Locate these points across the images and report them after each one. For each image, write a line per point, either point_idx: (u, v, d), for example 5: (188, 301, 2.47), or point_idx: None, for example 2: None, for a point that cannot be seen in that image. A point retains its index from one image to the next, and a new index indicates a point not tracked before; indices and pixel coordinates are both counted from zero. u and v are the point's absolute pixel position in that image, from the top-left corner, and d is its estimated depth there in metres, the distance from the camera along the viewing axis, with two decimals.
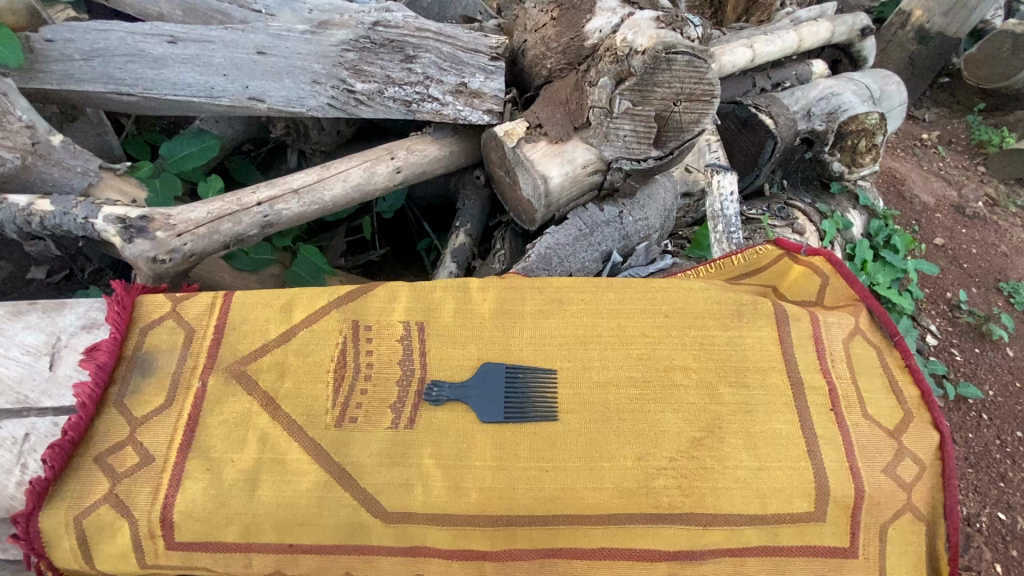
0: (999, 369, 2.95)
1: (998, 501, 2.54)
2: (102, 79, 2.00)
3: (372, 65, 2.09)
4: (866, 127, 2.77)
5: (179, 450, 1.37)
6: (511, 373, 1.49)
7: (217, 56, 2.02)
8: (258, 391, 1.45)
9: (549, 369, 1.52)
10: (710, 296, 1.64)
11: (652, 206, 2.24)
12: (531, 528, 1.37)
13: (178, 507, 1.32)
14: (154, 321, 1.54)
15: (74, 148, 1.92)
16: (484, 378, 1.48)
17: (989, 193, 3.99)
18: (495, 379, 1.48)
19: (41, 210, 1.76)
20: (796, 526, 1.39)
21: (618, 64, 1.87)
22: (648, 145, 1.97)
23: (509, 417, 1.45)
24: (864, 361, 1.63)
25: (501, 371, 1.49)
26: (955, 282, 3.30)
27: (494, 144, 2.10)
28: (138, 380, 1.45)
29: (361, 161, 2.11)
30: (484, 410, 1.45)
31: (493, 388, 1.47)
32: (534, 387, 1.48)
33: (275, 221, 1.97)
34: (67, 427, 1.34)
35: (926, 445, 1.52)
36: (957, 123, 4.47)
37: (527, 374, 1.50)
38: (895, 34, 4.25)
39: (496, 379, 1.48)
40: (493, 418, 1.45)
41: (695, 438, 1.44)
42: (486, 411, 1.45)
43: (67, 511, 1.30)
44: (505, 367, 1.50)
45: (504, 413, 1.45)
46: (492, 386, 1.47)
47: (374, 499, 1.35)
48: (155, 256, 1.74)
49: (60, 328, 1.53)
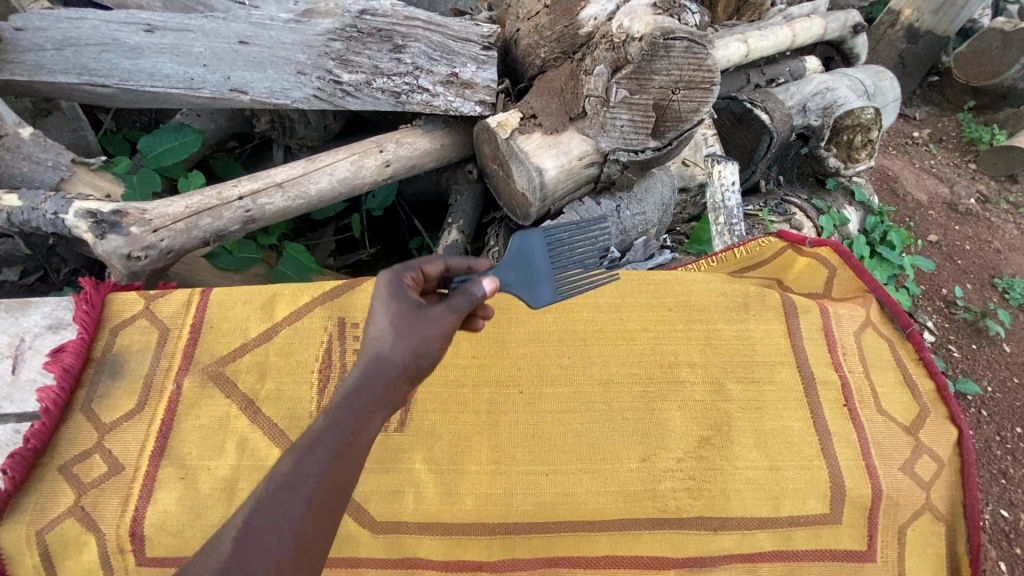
0: (997, 364, 2.79)
1: (1000, 498, 2.41)
2: (75, 70, 1.88)
3: (359, 55, 2.00)
4: (861, 122, 2.67)
5: (150, 458, 1.29)
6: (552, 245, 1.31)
7: (196, 45, 1.93)
8: (237, 394, 1.38)
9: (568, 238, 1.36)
10: (715, 288, 1.59)
11: (650, 200, 2.15)
12: (530, 537, 1.29)
13: (149, 519, 1.23)
14: (126, 320, 1.45)
15: (45, 141, 1.81)
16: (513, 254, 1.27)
17: (981, 189, 3.76)
18: (531, 251, 1.29)
19: (8, 206, 1.66)
20: (811, 529, 1.32)
21: (615, 52, 1.76)
22: (646, 134, 1.88)
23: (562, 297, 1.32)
24: (875, 353, 1.57)
25: (539, 238, 1.30)
26: (949, 278, 3.12)
27: (487, 136, 2.01)
28: (108, 383, 1.37)
29: (348, 154, 2.02)
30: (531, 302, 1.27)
31: (529, 262, 1.29)
32: (570, 250, 1.36)
33: (258, 217, 1.87)
34: (28, 434, 1.25)
35: (942, 440, 1.46)
36: (947, 121, 4.18)
37: (560, 233, 1.35)
38: (885, 33, 3.98)
39: (532, 253, 1.29)
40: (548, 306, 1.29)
41: (703, 438, 1.37)
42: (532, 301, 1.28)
43: (28, 524, 1.20)
44: (540, 233, 1.30)
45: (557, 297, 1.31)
46: (524, 261, 1.28)
47: (362, 508, 1.28)
48: (129, 253, 1.65)
49: (23, 329, 1.43)
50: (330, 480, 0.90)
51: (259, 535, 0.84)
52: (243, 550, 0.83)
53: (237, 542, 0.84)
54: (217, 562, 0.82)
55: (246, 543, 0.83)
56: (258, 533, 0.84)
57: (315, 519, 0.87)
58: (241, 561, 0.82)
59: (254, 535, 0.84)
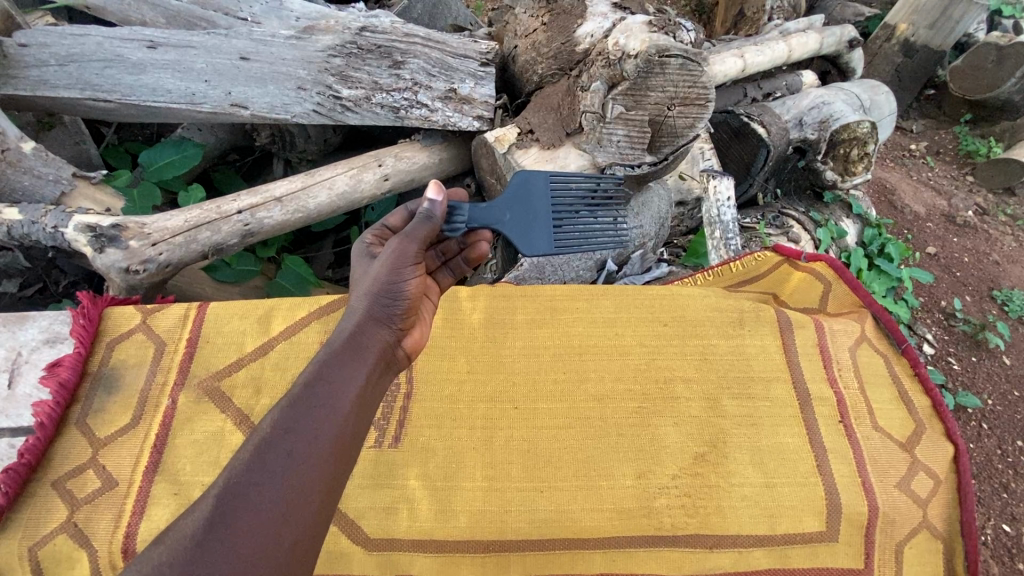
0: (997, 377, 2.74)
1: (1002, 512, 2.36)
2: (77, 85, 1.89)
3: (359, 71, 2.01)
4: (858, 136, 2.65)
5: (144, 474, 1.29)
6: (555, 192, 1.37)
7: (198, 61, 1.94)
8: (232, 409, 1.39)
9: (575, 195, 1.41)
10: (711, 303, 1.60)
11: (647, 214, 2.08)
12: (525, 554, 1.28)
13: (142, 536, 1.22)
14: (122, 335, 1.46)
15: (47, 155, 1.82)
16: (516, 190, 1.32)
17: (979, 202, 3.70)
18: (534, 191, 1.34)
19: (8, 220, 1.66)
20: (808, 547, 1.32)
21: (611, 68, 1.80)
22: (641, 149, 1.85)
23: (560, 248, 1.32)
24: (871, 370, 1.58)
25: (542, 180, 1.35)
26: (949, 291, 3.08)
27: (484, 150, 2.02)
28: (103, 398, 1.37)
29: (347, 168, 2.03)
30: (527, 243, 1.30)
31: (530, 202, 1.33)
32: (574, 199, 1.41)
33: (257, 231, 1.88)
34: (22, 449, 1.25)
35: (938, 458, 1.46)
36: (944, 134, 4.15)
37: (564, 180, 1.40)
38: (881, 48, 3.88)
39: (533, 193, 1.33)
40: (544, 252, 1.30)
41: (698, 454, 1.37)
42: (529, 243, 1.30)
43: (21, 540, 1.20)
44: (545, 174, 1.35)
45: (555, 244, 1.31)
46: (525, 200, 1.32)
47: (356, 524, 1.28)
48: (128, 267, 1.66)
49: (20, 343, 1.44)
50: (320, 430, 0.87)
51: (247, 487, 0.79)
52: (231, 504, 0.77)
53: (224, 497, 0.78)
54: (203, 518, 0.77)
55: (234, 496, 0.78)
56: (246, 485, 0.80)
57: (307, 468, 0.84)
58: (230, 514, 0.77)
59: (242, 488, 0.79)
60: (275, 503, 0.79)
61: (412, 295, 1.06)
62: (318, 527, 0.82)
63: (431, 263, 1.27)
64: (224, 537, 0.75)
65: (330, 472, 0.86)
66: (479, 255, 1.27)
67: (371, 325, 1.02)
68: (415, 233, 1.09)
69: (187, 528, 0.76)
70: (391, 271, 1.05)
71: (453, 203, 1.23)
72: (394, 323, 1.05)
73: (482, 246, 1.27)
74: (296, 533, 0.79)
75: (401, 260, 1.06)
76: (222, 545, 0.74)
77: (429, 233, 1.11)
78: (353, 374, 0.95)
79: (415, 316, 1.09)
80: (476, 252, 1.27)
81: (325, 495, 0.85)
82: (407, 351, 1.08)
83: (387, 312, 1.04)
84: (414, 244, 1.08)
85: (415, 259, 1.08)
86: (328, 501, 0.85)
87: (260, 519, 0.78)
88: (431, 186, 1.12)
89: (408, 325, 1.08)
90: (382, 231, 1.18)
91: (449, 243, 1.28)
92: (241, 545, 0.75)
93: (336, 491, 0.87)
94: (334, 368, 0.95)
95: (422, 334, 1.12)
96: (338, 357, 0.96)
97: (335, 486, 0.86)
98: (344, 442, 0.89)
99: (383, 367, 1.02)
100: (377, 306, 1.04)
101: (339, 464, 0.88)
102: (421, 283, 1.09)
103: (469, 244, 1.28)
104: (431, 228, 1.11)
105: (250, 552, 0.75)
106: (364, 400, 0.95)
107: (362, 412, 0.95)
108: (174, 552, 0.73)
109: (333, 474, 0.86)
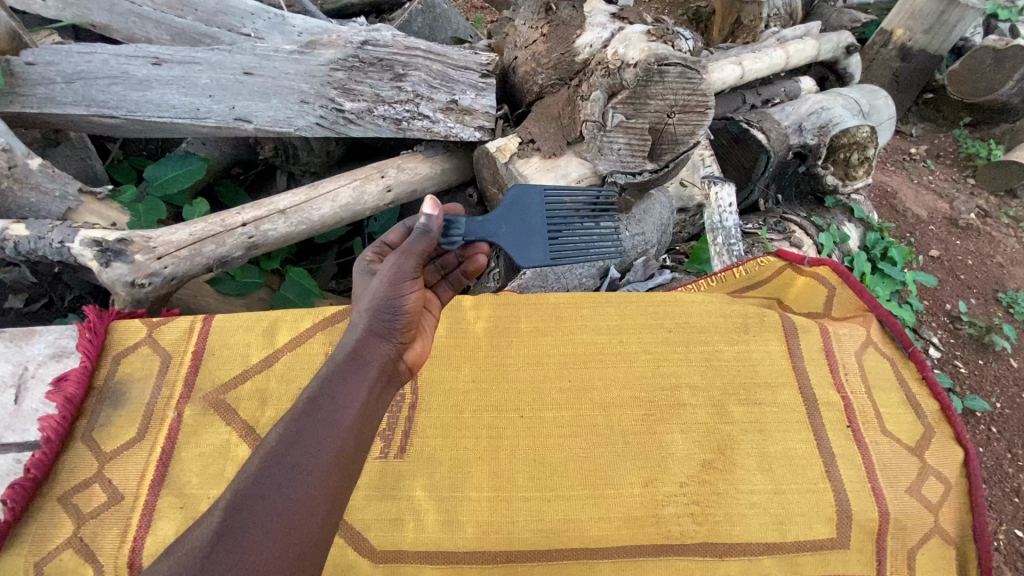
0: (1005, 380, 2.72)
1: (1014, 517, 2.33)
2: (84, 102, 1.91)
3: (361, 84, 2.03)
4: (857, 140, 2.64)
5: (150, 486, 1.30)
6: (552, 205, 1.36)
7: (203, 77, 1.96)
8: (238, 421, 1.39)
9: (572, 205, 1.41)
10: (714, 309, 1.60)
11: (649, 221, 2.09)
12: (534, 566, 1.26)
13: (147, 550, 1.22)
14: (128, 348, 1.46)
15: (53, 171, 1.83)
16: (511, 205, 1.32)
17: (981, 204, 3.69)
18: (529, 205, 1.33)
19: (16, 235, 1.66)
20: (819, 555, 1.30)
21: (611, 77, 1.78)
22: (642, 157, 1.86)
23: (558, 258, 1.32)
24: (877, 375, 1.58)
25: (538, 193, 1.34)
26: (953, 293, 3.07)
27: (485, 160, 2.02)
28: (109, 412, 1.38)
29: (350, 179, 2.04)
30: (524, 255, 1.29)
31: (526, 215, 1.32)
32: (572, 209, 1.40)
33: (261, 243, 1.89)
34: (30, 464, 1.25)
35: (948, 462, 1.45)
36: (944, 137, 4.13)
37: (560, 192, 1.39)
38: (878, 53, 3.89)
39: (529, 207, 1.33)
40: (541, 265, 1.29)
41: (706, 461, 1.37)
42: (525, 255, 1.29)
43: (27, 556, 1.20)
44: (540, 188, 1.34)
45: (552, 255, 1.31)
46: (521, 214, 1.32)
47: (363, 537, 1.27)
48: (133, 281, 1.66)
49: (27, 357, 1.45)
50: (324, 442, 0.87)
51: (253, 498, 0.80)
52: (241, 514, 0.78)
53: (233, 508, 0.79)
54: (213, 528, 0.77)
55: (243, 507, 0.79)
56: (253, 496, 0.80)
57: (312, 479, 0.84)
58: (239, 524, 0.77)
59: (249, 499, 0.79)
60: (282, 514, 0.80)
61: (412, 309, 1.06)
62: (325, 533, 0.83)
63: (430, 277, 1.26)
64: (233, 547, 0.75)
65: (335, 481, 0.86)
66: (478, 268, 1.26)
67: (371, 340, 1.02)
68: (413, 247, 1.09)
69: (196, 538, 0.76)
70: (391, 286, 1.05)
71: (450, 217, 1.22)
72: (395, 337, 1.04)
73: (480, 259, 1.26)
74: (302, 543, 0.79)
75: (400, 276, 1.06)
76: (230, 556, 0.75)
77: (427, 248, 1.11)
78: (353, 389, 0.95)
79: (415, 329, 1.09)
80: (475, 264, 1.26)
81: (331, 503, 0.85)
82: (409, 364, 1.07)
83: (388, 326, 1.04)
84: (412, 258, 1.08)
85: (414, 273, 1.08)
86: (334, 510, 0.85)
87: (269, 530, 0.78)
88: (428, 202, 1.13)
89: (409, 339, 1.08)
90: (381, 248, 1.18)
91: (448, 256, 1.28)
92: (247, 555, 0.75)
93: (341, 503, 0.86)
94: (337, 383, 0.94)
95: (424, 347, 1.12)
96: (338, 374, 0.96)
97: (341, 495, 0.86)
98: (348, 454, 0.89)
99: (386, 382, 1.01)
100: (377, 322, 1.03)
101: (344, 474, 0.88)
102: (421, 296, 1.09)
103: (467, 257, 1.27)
104: (429, 243, 1.11)
105: (256, 562, 0.75)
106: (367, 414, 0.95)
107: (365, 426, 0.94)
108: (183, 562, 0.74)
109: (339, 485, 0.86)
